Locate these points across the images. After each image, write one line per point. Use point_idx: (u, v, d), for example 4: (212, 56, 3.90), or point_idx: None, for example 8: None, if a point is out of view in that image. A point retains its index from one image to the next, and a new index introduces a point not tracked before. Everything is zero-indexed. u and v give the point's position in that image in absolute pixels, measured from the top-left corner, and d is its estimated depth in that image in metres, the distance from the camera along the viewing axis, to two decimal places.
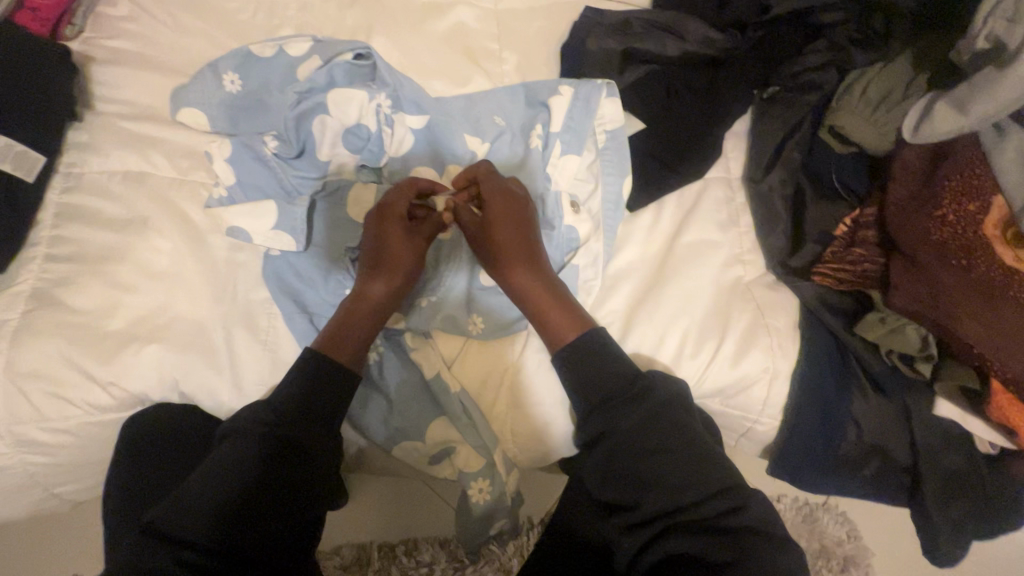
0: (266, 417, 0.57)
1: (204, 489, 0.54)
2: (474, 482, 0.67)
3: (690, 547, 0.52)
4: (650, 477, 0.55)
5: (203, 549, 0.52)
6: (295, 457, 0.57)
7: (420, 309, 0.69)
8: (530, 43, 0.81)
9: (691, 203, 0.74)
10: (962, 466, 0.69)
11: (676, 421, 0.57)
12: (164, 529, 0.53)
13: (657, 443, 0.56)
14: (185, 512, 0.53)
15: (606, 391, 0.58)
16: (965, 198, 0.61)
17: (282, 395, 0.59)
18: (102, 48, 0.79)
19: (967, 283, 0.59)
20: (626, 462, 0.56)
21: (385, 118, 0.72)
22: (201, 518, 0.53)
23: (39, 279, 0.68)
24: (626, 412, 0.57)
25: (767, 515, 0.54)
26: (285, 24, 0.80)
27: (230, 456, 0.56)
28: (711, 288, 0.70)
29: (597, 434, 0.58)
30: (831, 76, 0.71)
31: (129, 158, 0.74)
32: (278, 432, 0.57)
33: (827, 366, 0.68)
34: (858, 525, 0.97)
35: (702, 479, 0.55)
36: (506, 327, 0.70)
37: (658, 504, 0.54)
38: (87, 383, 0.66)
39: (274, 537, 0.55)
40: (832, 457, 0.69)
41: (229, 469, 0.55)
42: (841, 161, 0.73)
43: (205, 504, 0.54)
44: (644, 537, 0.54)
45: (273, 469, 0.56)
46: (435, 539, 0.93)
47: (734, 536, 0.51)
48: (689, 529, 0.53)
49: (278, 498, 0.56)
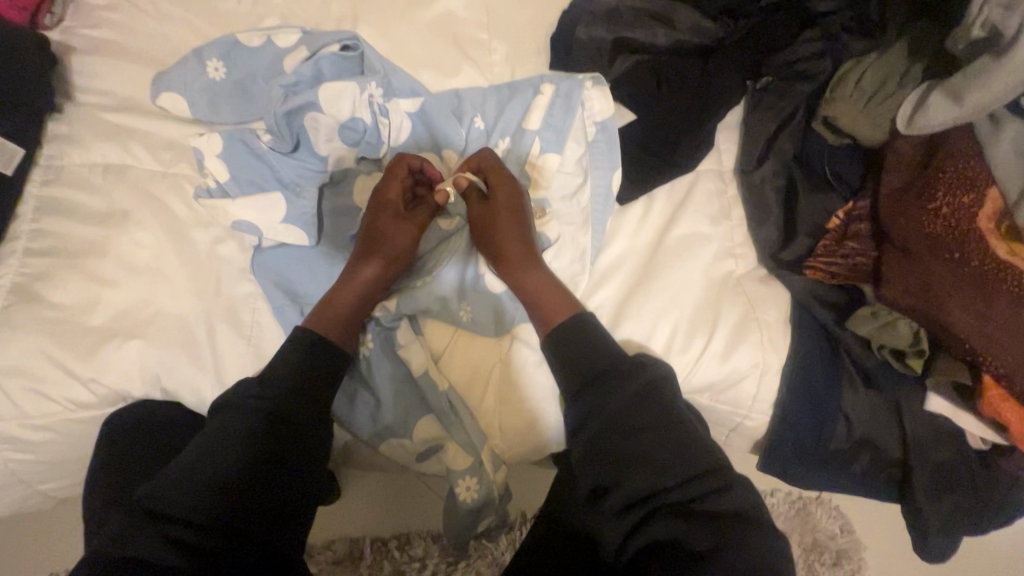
0: (256, 394, 0.57)
1: (203, 466, 0.53)
2: (461, 480, 0.66)
3: (671, 532, 0.51)
4: (636, 460, 0.54)
5: (198, 527, 0.50)
6: (291, 432, 0.57)
7: (411, 289, 0.68)
8: (518, 31, 0.79)
9: (682, 195, 0.73)
10: (954, 461, 0.68)
11: (663, 406, 0.57)
12: (157, 508, 0.50)
13: (647, 421, 0.55)
14: (177, 489, 0.51)
15: (598, 368, 0.58)
16: (959, 189, 0.59)
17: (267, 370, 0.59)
18: (82, 37, 0.77)
19: (961, 275, 0.58)
20: (612, 441, 0.55)
21: (380, 112, 0.71)
22: (197, 494, 0.51)
23: (18, 274, 0.67)
24: (614, 392, 0.57)
25: (756, 506, 0.52)
26: (268, 13, 0.79)
27: (225, 434, 0.55)
28: (702, 281, 0.69)
29: (584, 415, 0.57)
30: (824, 66, 0.70)
31: (109, 150, 0.73)
32: (276, 403, 0.57)
33: (820, 363, 0.66)
34: (850, 519, 0.97)
35: (687, 460, 0.54)
36: (496, 321, 0.69)
37: (643, 485, 0.53)
38: (67, 379, 0.65)
39: (267, 515, 0.53)
40: (824, 453, 0.68)
41: (231, 444, 0.54)
42: (834, 153, 0.71)
43: (199, 481, 0.52)
44: (629, 519, 0.53)
45: (274, 446, 0.55)
46: (428, 534, 0.93)
47: (715, 522, 0.50)
48: (675, 513, 0.52)
49: (272, 477, 0.55)
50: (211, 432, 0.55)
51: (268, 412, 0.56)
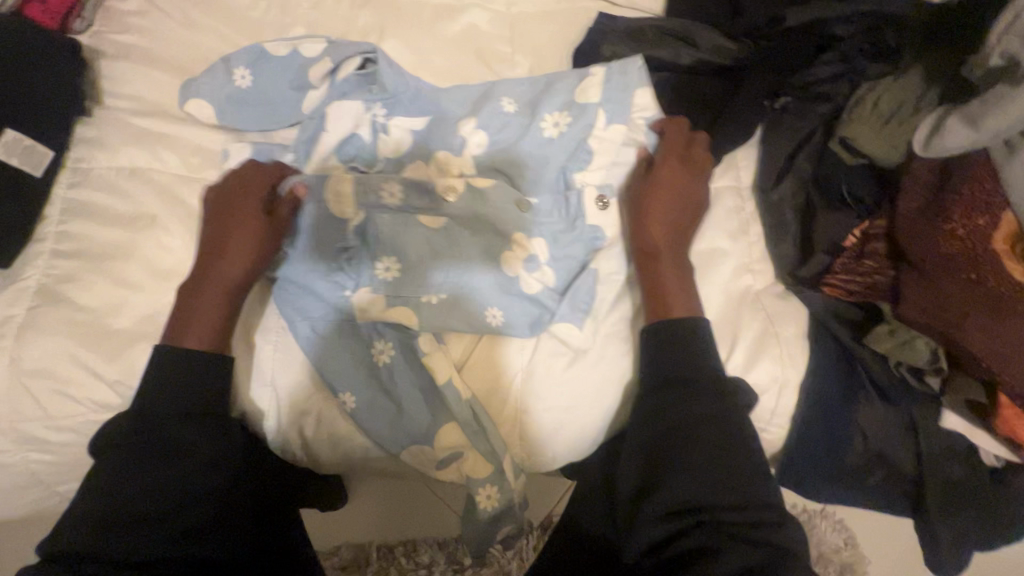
0: (139, 425, 0.57)
1: (137, 506, 0.54)
2: (482, 488, 0.67)
3: (711, 546, 0.53)
4: (688, 470, 0.56)
5: (139, 568, 0.52)
6: (210, 465, 0.58)
7: (428, 304, 0.67)
8: (540, 46, 0.81)
9: (702, 211, 0.74)
10: (967, 477, 0.69)
11: (730, 426, 0.58)
12: (89, 551, 0.52)
13: (711, 437, 0.57)
14: (109, 533, 0.53)
15: (681, 372, 0.60)
16: (976, 211, 0.61)
17: (152, 397, 0.58)
18: (111, 42, 0.78)
19: (978, 295, 0.60)
20: (672, 446, 0.57)
21: (381, 130, 0.73)
22: (130, 535, 0.53)
23: (45, 275, 0.68)
24: (687, 399, 0.59)
25: (788, 534, 0.54)
26: (296, 22, 0.80)
27: (152, 473, 0.56)
28: (721, 296, 0.70)
29: (651, 413, 0.60)
30: (842, 88, 0.73)
31: (136, 154, 0.73)
32: (174, 439, 0.57)
33: (836, 378, 0.68)
34: (855, 532, 0.98)
35: (738, 481, 0.55)
36: (530, 325, 0.68)
37: (693, 496, 0.55)
38: (91, 381, 0.65)
39: (201, 547, 0.55)
40: (839, 467, 0.70)
41: (161, 483, 0.55)
42: (850, 172, 0.72)
43: (132, 522, 0.54)
44: (667, 528, 0.55)
45: (202, 481, 0.57)
46: (434, 541, 0.96)
47: (756, 546, 0.52)
48: (715, 528, 0.54)
49: (205, 510, 0.57)
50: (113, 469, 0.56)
51: (171, 445, 0.57)
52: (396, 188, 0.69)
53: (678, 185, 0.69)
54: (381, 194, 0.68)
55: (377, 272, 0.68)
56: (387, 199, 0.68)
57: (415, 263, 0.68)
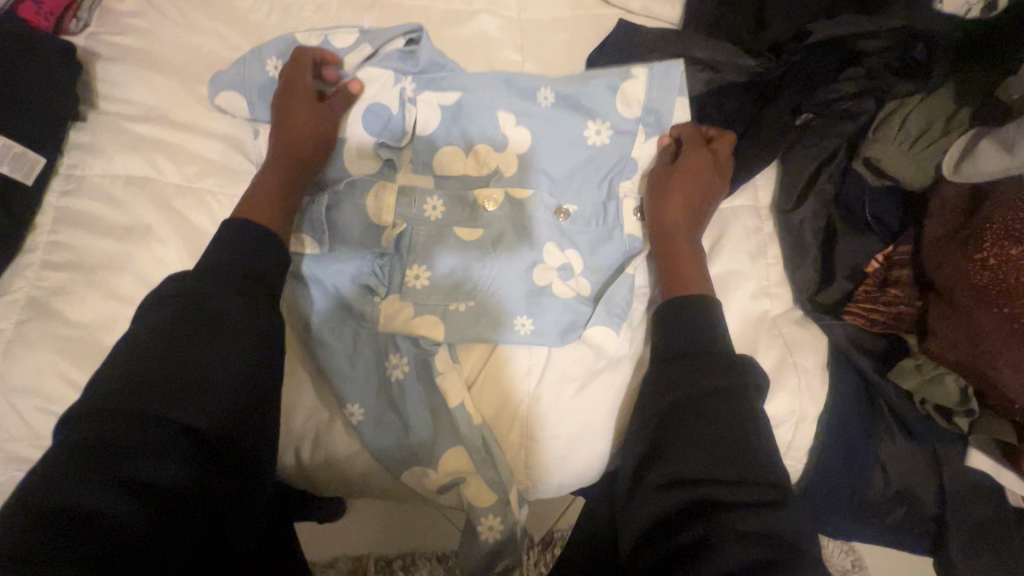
0: (185, 286, 0.50)
1: (169, 389, 0.45)
2: (485, 518, 0.64)
3: (710, 529, 0.45)
4: (697, 441, 0.51)
5: (164, 473, 0.41)
6: (262, 363, 0.50)
7: (455, 312, 0.66)
8: (552, 54, 0.78)
9: (718, 232, 0.71)
10: (993, 517, 0.66)
11: (749, 407, 0.52)
12: (105, 443, 0.41)
13: (734, 408, 0.52)
14: (129, 427, 0.42)
15: (704, 346, 0.56)
16: (1010, 240, 0.57)
17: (210, 264, 0.52)
18: (108, 44, 0.76)
19: (1011, 331, 0.56)
20: (685, 416, 0.53)
21: (408, 103, 0.71)
22: (158, 428, 0.43)
23: (35, 287, 0.65)
24: (704, 372, 0.54)
25: (807, 537, 0.47)
26: (299, 26, 0.77)
27: (189, 351, 0.47)
28: (736, 322, 0.67)
29: (670, 381, 0.55)
30: (867, 107, 0.68)
31: (131, 162, 0.71)
32: (222, 310, 0.50)
33: (856, 410, 0.66)
34: (864, 556, 0.95)
35: (749, 467, 0.49)
36: (562, 332, 0.66)
37: (698, 468, 0.49)
38: (80, 399, 0.63)
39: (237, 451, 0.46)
40: (858, 504, 0.67)
41: (205, 364, 0.47)
42: (875, 194, 0.70)
43: (159, 414, 0.43)
44: (662, 502, 0.49)
45: (249, 374, 0.49)
46: (433, 554, 0.92)
47: (765, 540, 0.44)
48: (724, 513, 0.46)
49: (245, 407, 0.48)
50: (152, 333, 0.47)
51: (228, 330, 0.49)
52: (440, 203, 0.69)
53: (699, 175, 0.67)
54: (424, 207, 0.69)
55: (410, 275, 0.67)
56: (429, 213, 0.69)
57: (445, 275, 0.67)
